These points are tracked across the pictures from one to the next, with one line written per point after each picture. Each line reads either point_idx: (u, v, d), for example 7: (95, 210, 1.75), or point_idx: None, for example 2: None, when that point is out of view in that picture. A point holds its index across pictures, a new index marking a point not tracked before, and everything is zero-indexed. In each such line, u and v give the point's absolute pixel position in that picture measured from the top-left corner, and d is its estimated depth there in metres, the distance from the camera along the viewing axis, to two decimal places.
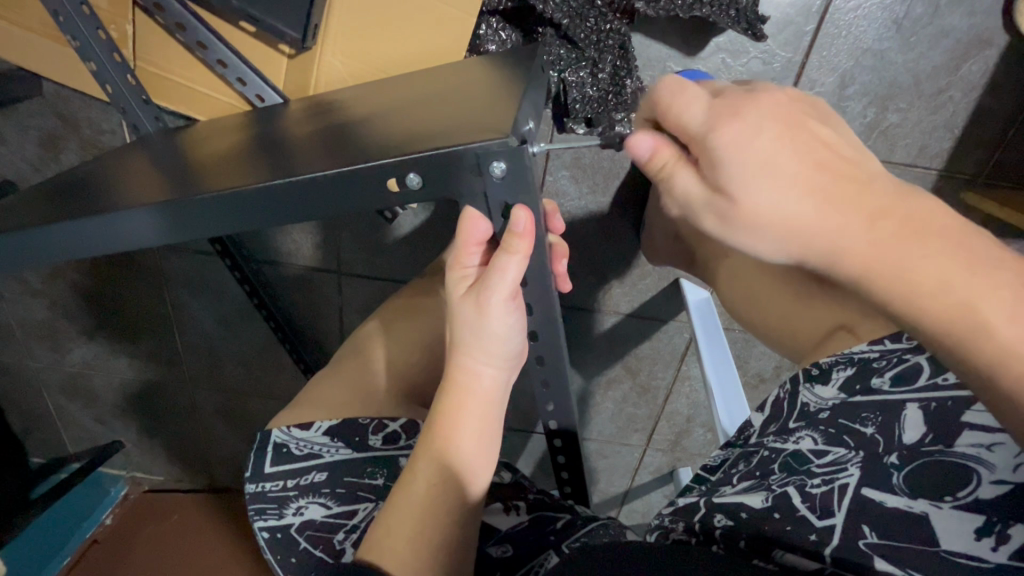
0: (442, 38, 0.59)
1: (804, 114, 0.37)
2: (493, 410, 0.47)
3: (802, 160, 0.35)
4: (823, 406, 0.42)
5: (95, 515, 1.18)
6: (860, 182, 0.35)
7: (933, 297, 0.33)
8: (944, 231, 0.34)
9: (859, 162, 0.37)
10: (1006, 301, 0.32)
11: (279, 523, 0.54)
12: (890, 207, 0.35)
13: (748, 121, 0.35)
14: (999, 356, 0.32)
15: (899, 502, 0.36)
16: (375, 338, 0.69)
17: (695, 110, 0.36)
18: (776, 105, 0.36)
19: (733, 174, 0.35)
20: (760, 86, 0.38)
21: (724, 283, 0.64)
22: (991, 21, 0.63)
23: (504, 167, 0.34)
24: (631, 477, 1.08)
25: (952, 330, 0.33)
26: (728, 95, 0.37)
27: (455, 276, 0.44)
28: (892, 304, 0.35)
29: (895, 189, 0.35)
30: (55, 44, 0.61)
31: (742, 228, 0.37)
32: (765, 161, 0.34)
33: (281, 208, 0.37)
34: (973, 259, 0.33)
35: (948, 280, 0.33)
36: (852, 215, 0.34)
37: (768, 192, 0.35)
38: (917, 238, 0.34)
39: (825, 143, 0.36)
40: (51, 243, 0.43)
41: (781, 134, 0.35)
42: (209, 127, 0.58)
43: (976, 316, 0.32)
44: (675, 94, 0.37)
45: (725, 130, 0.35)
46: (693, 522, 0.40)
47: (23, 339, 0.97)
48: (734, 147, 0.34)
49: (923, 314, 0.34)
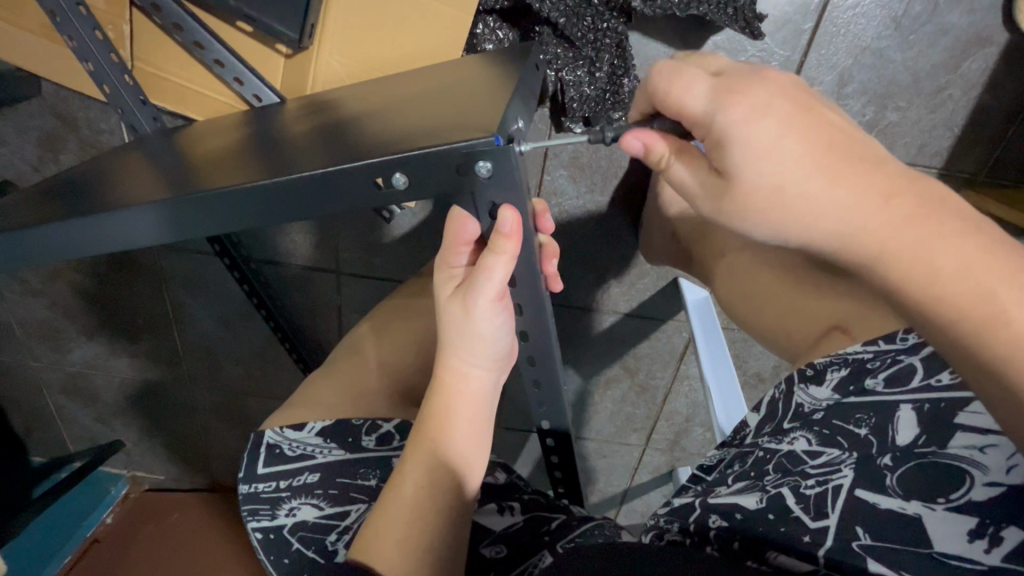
0: (439, 37, 0.59)
1: (811, 94, 0.36)
2: (482, 409, 0.48)
3: (814, 141, 0.34)
4: (817, 407, 0.42)
5: (94, 515, 1.20)
6: (870, 163, 0.35)
7: (953, 281, 0.33)
8: (954, 215, 0.34)
9: (865, 142, 0.36)
10: (1020, 285, 0.32)
11: (272, 523, 0.55)
12: (904, 189, 0.35)
13: (757, 98, 0.34)
14: (1015, 343, 0.32)
15: (892, 504, 0.35)
16: (370, 339, 0.69)
17: (698, 92, 0.35)
18: (782, 84, 0.35)
19: (742, 154, 0.34)
20: (765, 65, 0.37)
21: (720, 283, 0.64)
22: (991, 19, 0.62)
23: (491, 167, 0.34)
24: (630, 477, 1.08)
25: (968, 316, 0.33)
26: (735, 73, 0.35)
27: (443, 277, 0.44)
28: (905, 289, 0.35)
29: (905, 170, 0.35)
30: (53, 45, 0.62)
31: (749, 210, 0.36)
32: (775, 142, 0.33)
33: (268, 209, 0.37)
34: (987, 241, 0.34)
35: (967, 265, 0.33)
36: (866, 196, 0.34)
37: (779, 172, 0.34)
38: (931, 221, 0.34)
39: (834, 124, 0.35)
40: (47, 243, 0.43)
41: (791, 112, 0.34)
42: (205, 127, 0.58)
43: (994, 300, 0.32)
44: (673, 80, 0.36)
45: (736, 106, 0.33)
46: (688, 522, 0.40)
47: (24, 339, 0.97)
48: (746, 125, 0.33)
49: (940, 299, 0.34)
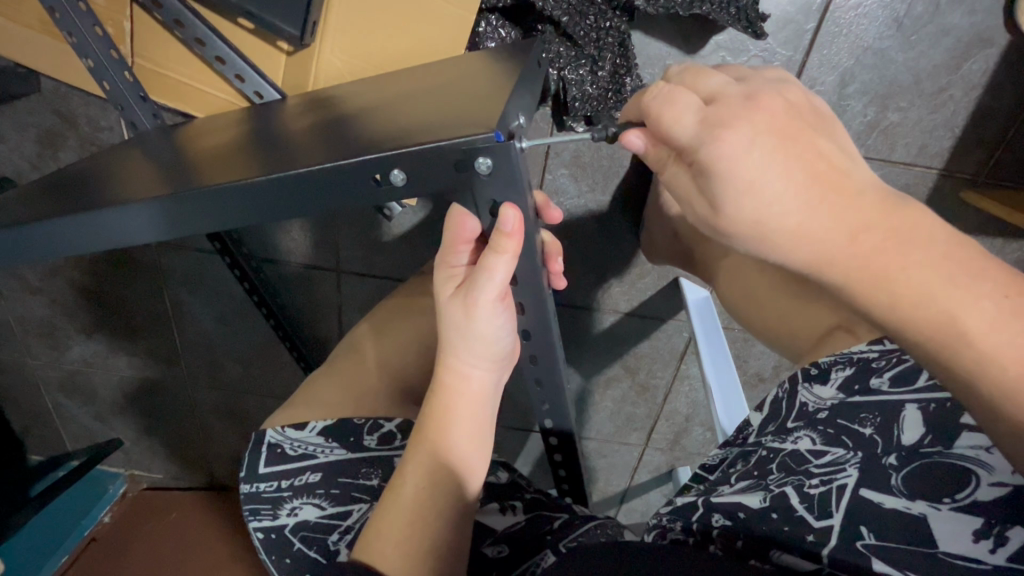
0: (441, 34, 0.59)
1: (803, 123, 0.35)
2: (481, 412, 0.47)
3: (796, 176, 0.33)
4: (822, 406, 0.42)
5: (94, 512, 1.19)
6: (851, 195, 0.34)
7: (915, 305, 0.33)
8: (929, 239, 0.33)
9: (850, 168, 0.35)
10: (985, 311, 0.32)
11: (274, 523, 0.54)
12: (877, 219, 0.34)
13: (741, 133, 0.33)
14: (978, 360, 0.32)
15: (897, 503, 0.36)
16: (366, 339, 0.69)
17: (687, 120, 0.35)
18: (774, 115, 0.34)
19: (725, 189, 0.34)
20: (763, 91, 0.36)
21: (722, 283, 0.64)
22: (993, 19, 0.62)
23: (491, 164, 0.33)
24: (630, 477, 1.08)
25: (932, 337, 0.33)
26: (727, 102, 0.35)
27: (441, 278, 0.44)
28: (876, 309, 0.35)
29: (886, 199, 0.34)
30: (52, 41, 0.61)
31: (733, 235, 0.36)
32: (757, 179, 0.33)
33: (270, 204, 0.37)
34: (956, 268, 0.33)
35: (928, 289, 0.33)
36: (838, 228, 0.34)
37: (756, 208, 0.34)
38: (900, 248, 0.33)
39: (820, 155, 0.34)
40: (46, 240, 0.43)
41: (777, 146, 0.33)
42: (207, 124, 0.58)
43: (957, 326, 0.32)
44: (665, 106, 0.36)
45: (720, 142, 0.33)
46: (691, 521, 0.40)
47: (22, 337, 0.97)
48: (727, 161, 0.33)
49: (906, 321, 0.34)
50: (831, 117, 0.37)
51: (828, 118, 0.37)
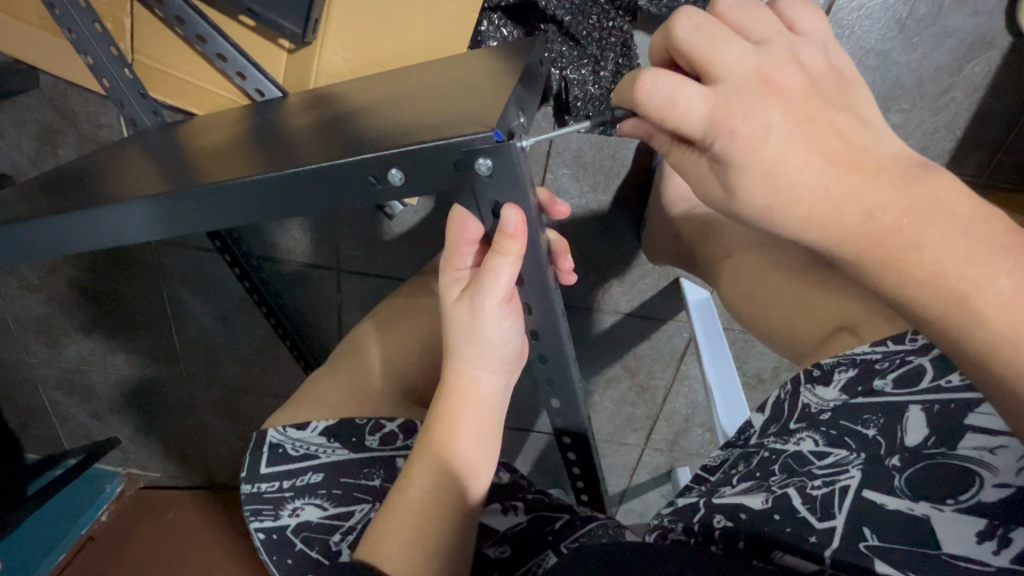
0: (443, 32, 0.59)
1: (820, 99, 0.34)
2: (489, 413, 0.47)
3: (814, 157, 0.33)
4: (824, 408, 0.41)
5: (90, 512, 1.18)
6: (868, 172, 0.33)
7: (930, 284, 0.33)
8: (948, 215, 0.33)
9: (870, 144, 0.34)
10: (1001, 285, 0.31)
11: (275, 524, 0.54)
12: (893, 197, 0.33)
13: (756, 119, 0.33)
14: (985, 349, 0.32)
15: (900, 505, 0.36)
16: (370, 338, 0.69)
17: (696, 114, 0.34)
18: (789, 98, 0.34)
19: (738, 177, 0.34)
20: (779, 62, 0.34)
21: (726, 283, 0.63)
22: (995, 22, 0.62)
23: (491, 164, 0.33)
24: (629, 477, 1.08)
25: (943, 317, 0.33)
26: (736, 83, 0.33)
27: (447, 279, 0.44)
28: (883, 288, 0.35)
29: (904, 172, 0.34)
30: (52, 37, 0.61)
31: (746, 222, 0.36)
32: (773, 163, 0.33)
33: (271, 205, 0.37)
34: (975, 247, 0.32)
35: (941, 269, 0.32)
36: (850, 207, 0.33)
37: (767, 196, 0.34)
38: (916, 226, 0.33)
39: (838, 133, 0.33)
40: (45, 236, 0.43)
41: (792, 129, 0.33)
42: (207, 121, 0.58)
43: (967, 305, 0.32)
44: (669, 101, 0.34)
45: (734, 133, 0.33)
46: (692, 522, 0.40)
47: (19, 335, 0.97)
48: (741, 149, 0.33)
49: (917, 301, 0.33)
50: (854, 84, 0.37)
51: (847, 85, 0.36)
